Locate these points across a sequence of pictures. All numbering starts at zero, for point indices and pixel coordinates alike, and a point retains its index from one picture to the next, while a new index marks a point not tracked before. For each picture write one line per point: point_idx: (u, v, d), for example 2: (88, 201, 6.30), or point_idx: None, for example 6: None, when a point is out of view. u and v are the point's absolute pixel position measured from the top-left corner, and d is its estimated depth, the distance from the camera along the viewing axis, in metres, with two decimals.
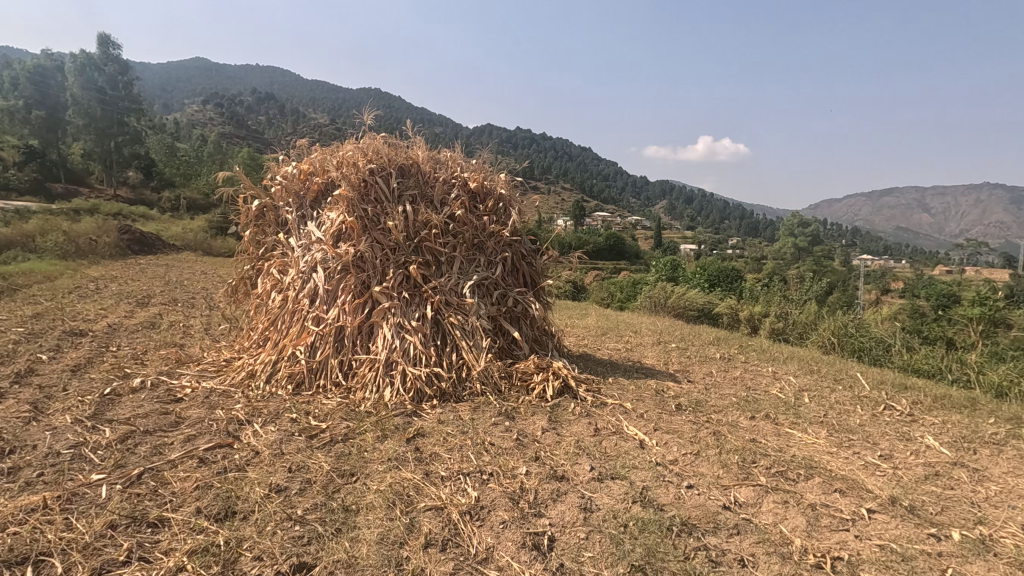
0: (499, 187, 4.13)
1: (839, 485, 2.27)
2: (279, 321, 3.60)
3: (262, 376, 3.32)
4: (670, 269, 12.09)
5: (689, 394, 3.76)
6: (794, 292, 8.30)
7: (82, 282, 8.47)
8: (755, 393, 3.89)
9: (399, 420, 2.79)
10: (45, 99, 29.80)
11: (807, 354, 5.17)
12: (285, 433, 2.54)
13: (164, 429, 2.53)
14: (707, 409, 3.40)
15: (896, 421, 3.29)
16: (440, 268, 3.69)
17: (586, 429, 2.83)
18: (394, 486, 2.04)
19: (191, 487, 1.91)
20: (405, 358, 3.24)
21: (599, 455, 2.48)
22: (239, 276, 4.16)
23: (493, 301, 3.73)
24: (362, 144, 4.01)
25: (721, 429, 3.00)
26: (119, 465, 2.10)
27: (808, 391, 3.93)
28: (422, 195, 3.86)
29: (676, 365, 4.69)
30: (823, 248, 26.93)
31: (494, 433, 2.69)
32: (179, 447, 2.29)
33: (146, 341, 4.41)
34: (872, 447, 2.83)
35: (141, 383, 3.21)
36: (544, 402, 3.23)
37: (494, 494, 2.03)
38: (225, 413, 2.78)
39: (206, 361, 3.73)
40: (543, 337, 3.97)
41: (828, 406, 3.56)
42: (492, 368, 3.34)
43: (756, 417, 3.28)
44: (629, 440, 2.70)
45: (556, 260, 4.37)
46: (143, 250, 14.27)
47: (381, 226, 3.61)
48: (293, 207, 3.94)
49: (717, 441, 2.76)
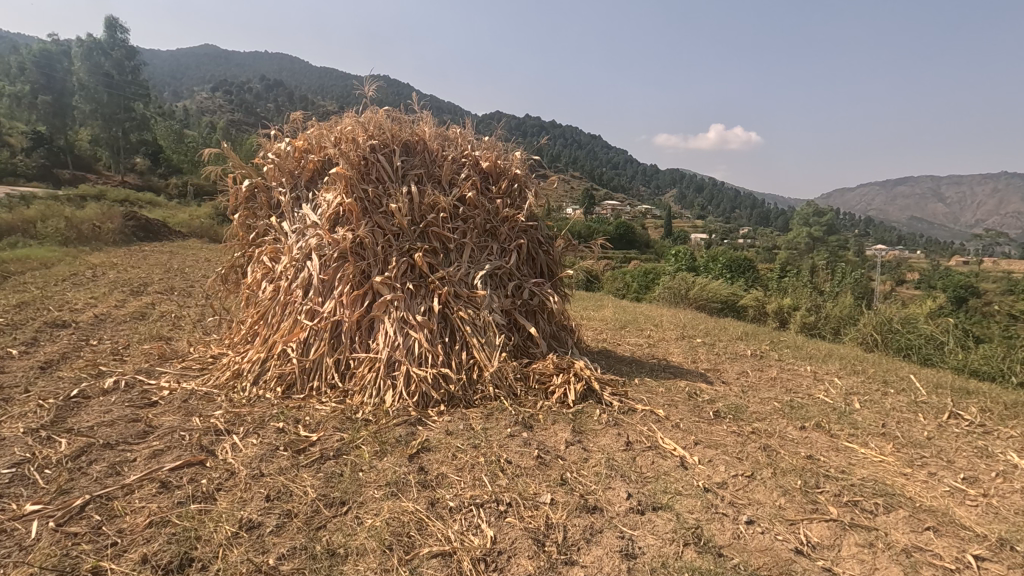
0: (515, 167, 3.74)
1: (929, 521, 1.88)
2: (270, 315, 3.23)
3: (250, 376, 2.95)
4: (688, 259, 11.64)
5: (725, 398, 3.37)
6: (823, 284, 7.84)
7: (80, 269, 8.23)
8: (798, 397, 3.49)
9: (401, 430, 2.42)
10: (50, 82, 29.44)
11: (848, 351, 4.73)
12: (268, 447, 2.18)
13: (129, 441, 2.19)
14: (749, 417, 3.01)
15: (969, 433, 2.88)
16: (449, 256, 3.31)
17: (616, 443, 2.45)
18: (393, 522, 1.67)
19: (142, 524, 1.56)
20: (409, 357, 2.86)
21: (635, 478, 2.11)
22: (229, 264, 3.79)
23: (507, 293, 3.35)
24: (363, 118, 3.63)
25: (771, 442, 2.60)
26: (63, 491, 1.75)
27: (858, 395, 3.52)
28: (428, 174, 3.48)
29: (705, 363, 4.28)
30: (840, 239, 26.27)
31: (511, 447, 2.32)
32: (140, 467, 1.94)
33: (130, 334, 4.07)
34: (950, 467, 2.44)
35: (114, 384, 2.86)
36: (566, 408, 2.85)
37: (513, 534, 1.66)
38: (202, 420, 2.42)
39: (190, 359, 3.36)
40: (562, 333, 3.58)
41: (885, 414, 3.16)
42: (506, 370, 2.96)
43: (807, 427, 2.89)
44: (668, 457, 2.33)
45: (574, 247, 3.98)
46: (148, 237, 13.97)
47: (382, 209, 3.24)
48: (286, 187, 3.56)
49: (770, 459, 2.37)
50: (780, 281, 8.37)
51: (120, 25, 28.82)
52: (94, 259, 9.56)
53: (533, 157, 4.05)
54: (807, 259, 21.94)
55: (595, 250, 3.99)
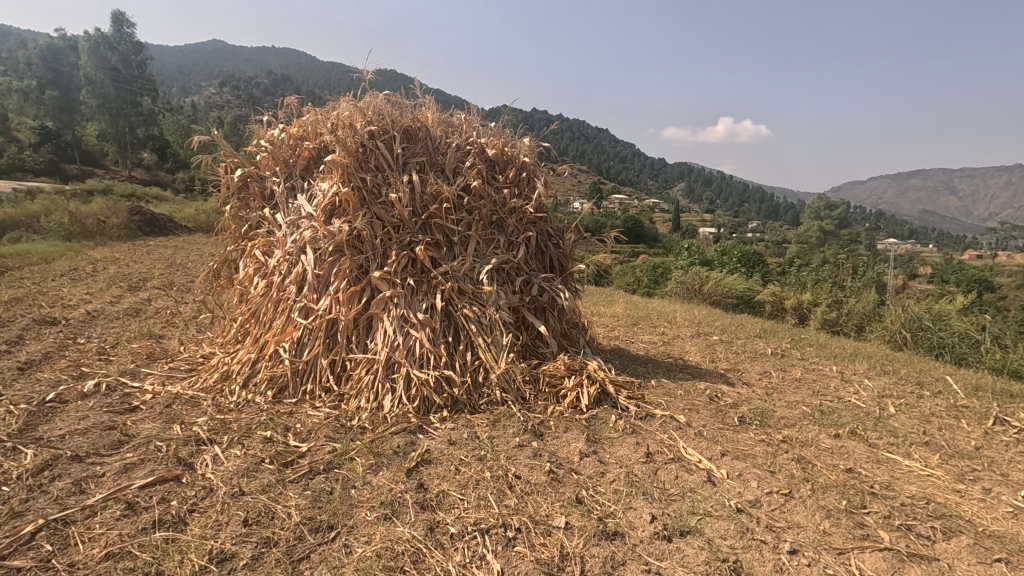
0: (523, 155, 3.52)
1: (998, 551, 1.66)
2: (261, 313, 3.03)
3: (239, 379, 2.75)
4: (700, 253, 11.38)
5: (749, 401, 3.13)
6: (844, 279, 7.56)
7: (81, 264, 8.08)
8: (828, 400, 3.25)
9: (400, 440, 2.21)
10: (58, 78, 29.48)
11: (876, 350, 4.48)
12: (253, 459, 1.99)
13: (101, 451, 2.00)
14: (776, 423, 2.77)
15: (1020, 443, 2.63)
16: (453, 249, 3.09)
17: (634, 454, 2.24)
18: (387, 553, 1.47)
19: (98, 557, 1.38)
20: (409, 359, 2.65)
21: (658, 496, 1.90)
22: (221, 258, 3.59)
23: (515, 290, 3.13)
24: (361, 102, 3.41)
25: (804, 453, 2.38)
26: (16, 514, 1.57)
27: (892, 398, 3.28)
28: (431, 162, 3.26)
29: (724, 363, 4.05)
30: (852, 233, 25.87)
31: (521, 459, 2.11)
32: (108, 484, 1.75)
33: (119, 332, 3.88)
34: (1006, 482, 2.20)
35: (94, 388, 2.67)
36: (578, 414, 2.63)
37: (522, 568, 1.46)
38: (184, 428, 2.24)
39: (179, 359, 3.17)
40: (573, 332, 3.35)
41: (925, 420, 2.92)
42: (514, 371, 2.75)
43: (841, 434, 2.65)
44: (694, 471, 2.11)
45: (586, 240, 3.75)
46: (154, 231, 13.84)
47: (382, 199, 3.03)
48: (281, 176, 3.35)
49: (805, 472, 2.15)
50: (797, 275, 8.08)
51: (126, 19, 28.74)
52: (97, 254, 9.44)
53: (541, 144, 3.82)
54: (818, 254, 21.58)
55: (608, 242, 3.75)
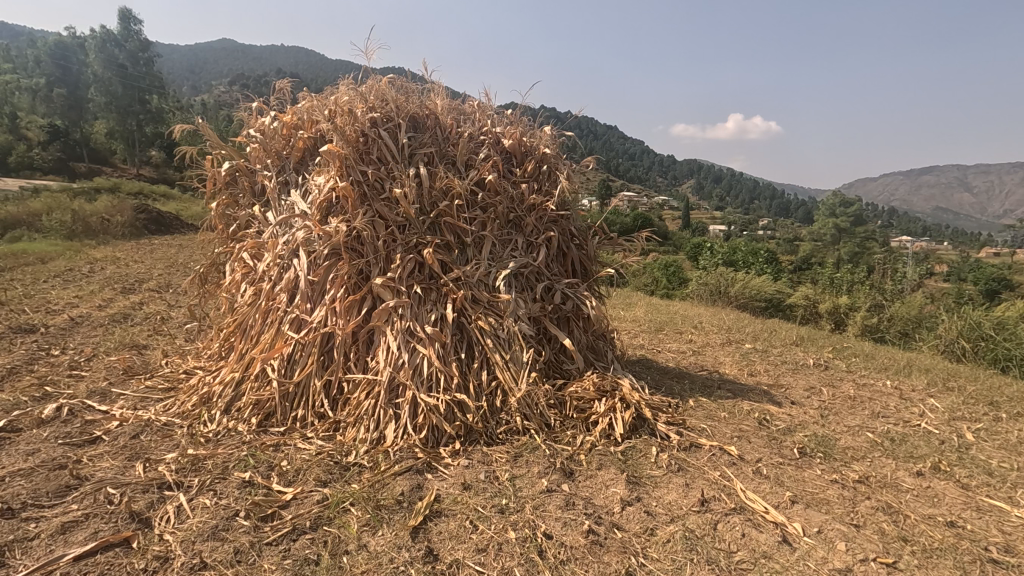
0: (543, 146, 3.12)
1: None
2: (249, 325, 2.66)
3: (220, 403, 2.38)
4: (720, 253, 10.95)
5: (804, 426, 2.74)
6: (880, 279, 7.11)
7: (78, 264, 7.78)
8: (894, 423, 2.85)
9: (405, 483, 1.84)
10: (66, 75, 29.40)
11: (933, 362, 4.06)
12: (225, 512, 1.63)
13: (41, 501, 1.65)
14: (843, 455, 2.38)
15: None
16: (465, 252, 2.71)
17: (686, 501, 1.85)
18: None
19: None
20: (416, 380, 2.28)
21: (727, 565, 1.52)
22: (208, 262, 3.23)
23: (536, 298, 2.75)
24: (362, 86, 3.03)
25: (888, 497, 1.98)
26: None
27: (968, 423, 2.87)
28: (440, 153, 2.88)
29: (766, 377, 3.64)
30: (870, 231, 25.26)
31: (553, 510, 1.73)
32: (36, 554, 1.40)
33: (100, 342, 3.54)
34: None
35: (54, 413, 2.32)
36: (613, 445, 2.25)
37: None
38: (149, 467, 1.88)
39: (158, 377, 2.81)
40: (601, 345, 2.95)
41: (1017, 452, 2.51)
42: (537, 394, 2.36)
43: (925, 470, 2.25)
44: (764, 526, 1.72)
45: (612, 240, 3.35)
46: (159, 230, 13.58)
47: (384, 195, 2.65)
48: (273, 170, 2.98)
49: (897, 526, 1.77)
50: (827, 276, 7.64)
51: (133, 16, 28.52)
52: (97, 253, 9.15)
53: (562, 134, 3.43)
54: (836, 252, 21.07)
55: (636, 242, 3.36)
